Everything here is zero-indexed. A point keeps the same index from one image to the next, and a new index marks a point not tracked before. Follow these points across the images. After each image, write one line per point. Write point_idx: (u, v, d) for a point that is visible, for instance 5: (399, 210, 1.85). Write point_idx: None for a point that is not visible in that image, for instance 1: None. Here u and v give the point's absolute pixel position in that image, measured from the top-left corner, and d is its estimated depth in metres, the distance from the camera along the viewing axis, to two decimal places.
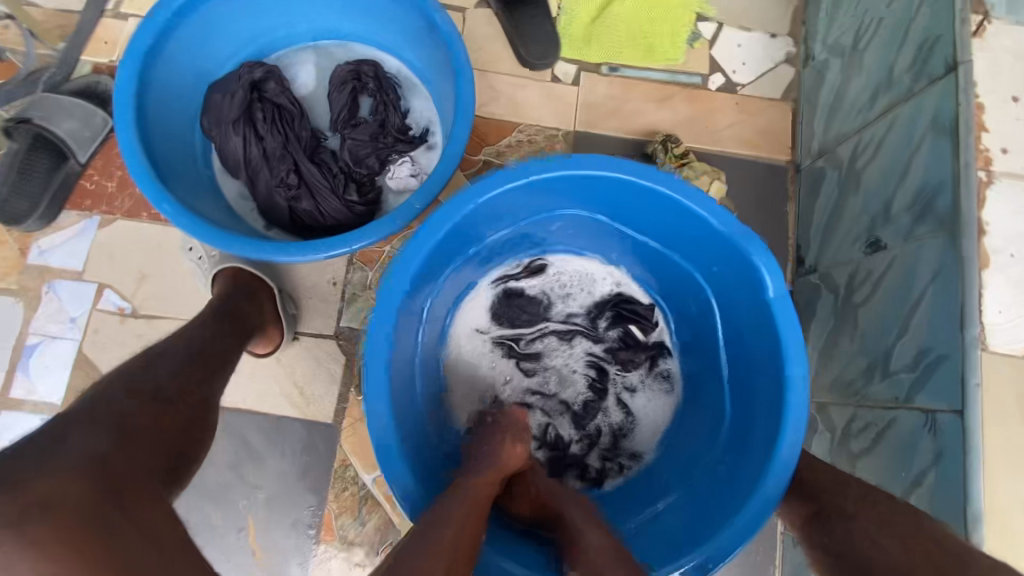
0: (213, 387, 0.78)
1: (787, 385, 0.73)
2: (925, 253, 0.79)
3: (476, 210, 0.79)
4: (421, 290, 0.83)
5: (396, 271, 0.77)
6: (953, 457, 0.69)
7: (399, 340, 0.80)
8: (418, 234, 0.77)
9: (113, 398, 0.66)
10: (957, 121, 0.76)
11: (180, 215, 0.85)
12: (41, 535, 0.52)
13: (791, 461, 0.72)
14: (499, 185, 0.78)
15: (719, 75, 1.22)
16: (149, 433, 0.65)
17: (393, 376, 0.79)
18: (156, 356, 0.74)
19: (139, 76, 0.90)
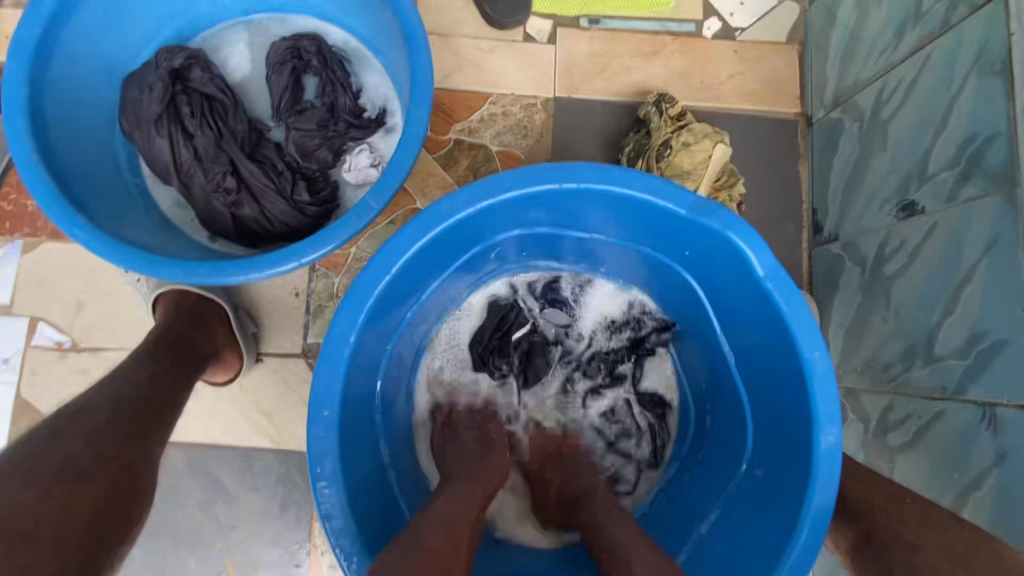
0: (148, 444, 0.67)
1: (811, 393, 0.61)
2: (974, 217, 0.67)
3: (403, 266, 0.64)
4: (370, 359, 0.68)
5: (331, 345, 0.61)
6: (1021, 459, 0.60)
7: (355, 425, 0.65)
8: (343, 306, 0.62)
9: (10, 486, 0.54)
10: (1009, 56, 0.64)
11: (96, 240, 0.72)
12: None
13: (829, 499, 0.60)
14: (424, 228, 0.64)
15: (715, 19, 1.07)
16: (57, 527, 0.54)
17: (353, 463, 0.64)
18: (84, 410, 0.65)
19: (31, 75, 0.75)
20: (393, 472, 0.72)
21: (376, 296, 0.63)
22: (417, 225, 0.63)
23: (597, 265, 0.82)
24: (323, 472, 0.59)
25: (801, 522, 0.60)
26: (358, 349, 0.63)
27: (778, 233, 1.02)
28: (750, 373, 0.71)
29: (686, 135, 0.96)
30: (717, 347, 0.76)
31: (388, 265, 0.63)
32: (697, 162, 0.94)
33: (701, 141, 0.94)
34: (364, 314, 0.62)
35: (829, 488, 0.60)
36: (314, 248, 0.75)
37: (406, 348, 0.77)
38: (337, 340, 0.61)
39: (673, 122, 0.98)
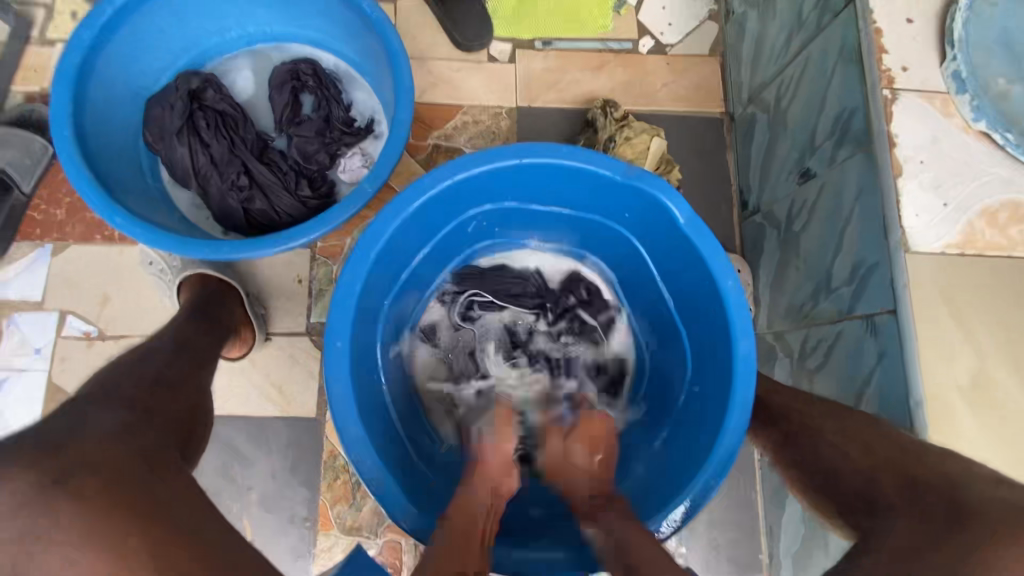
0: (206, 373, 0.84)
1: (729, 309, 0.77)
2: (850, 171, 0.85)
3: (400, 229, 0.79)
4: (370, 312, 0.81)
5: (341, 294, 0.75)
6: (894, 354, 0.75)
7: (361, 363, 0.78)
8: (351, 260, 0.76)
9: (127, 381, 0.71)
10: (861, 48, 0.83)
11: (135, 227, 0.86)
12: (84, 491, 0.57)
13: (747, 397, 0.75)
14: (411, 201, 0.78)
15: (649, 38, 1.27)
16: (162, 410, 0.71)
17: (362, 395, 0.76)
18: (149, 351, 0.79)
19: (75, 96, 0.90)
20: (394, 411, 0.86)
21: (374, 254, 0.77)
22: (403, 197, 0.78)
23: (569, 238, 0.98)
24: (338, 394, 0.72)
25: (727, 417, 0.75)
26: (361, 299, 0.77)
27: (713, 212, 1.20)
28: (684, 309, 0.87)
29: (626, 132, 1.14)
30: (659, 294, 0.91)
31: (385, 228, 0.77)
32: (637, 154, 1.13)
33: (639, 136, 1.13)
34: (366, 269, 0.76)
35: (749, 386, 0.75)
36: (318, 229, 0.90)
37: (409, 296, 0.93)
38: (345, 289, 0.75)
39: (616, 122, 1.16)
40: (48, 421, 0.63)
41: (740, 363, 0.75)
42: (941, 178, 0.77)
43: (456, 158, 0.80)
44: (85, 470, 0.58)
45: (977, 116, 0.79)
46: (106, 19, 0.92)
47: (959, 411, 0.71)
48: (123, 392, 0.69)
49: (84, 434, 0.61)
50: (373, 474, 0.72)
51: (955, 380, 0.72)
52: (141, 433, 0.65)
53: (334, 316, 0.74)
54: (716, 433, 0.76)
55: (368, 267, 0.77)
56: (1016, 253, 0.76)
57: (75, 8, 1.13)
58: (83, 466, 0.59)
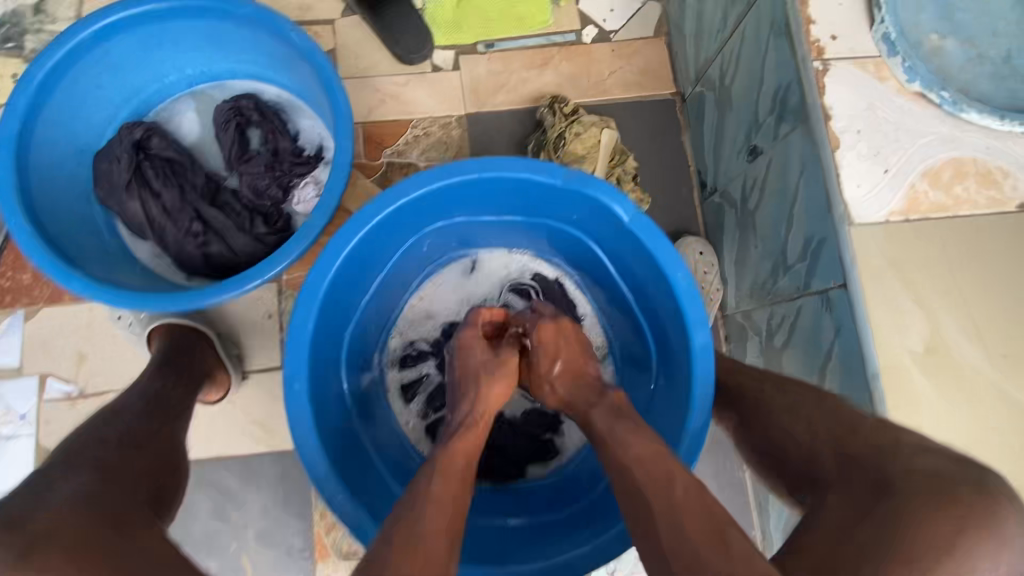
0: (178, 426, 0.86)
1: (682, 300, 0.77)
2: (792, 146, 0.84)
3: (349, 258, 0.80)
4: (327, 343, 0.82)
5: (294, 332, 0.76)
6: (848, 327, 0.75)
7: (323, 394, 0.80)
8: (304, 296, 0.77)
9: (88, 449, 0.72)
10: (788, 20, 0.82)
11: (92, 289, 0.87)
12: (54, 561, 0.57)
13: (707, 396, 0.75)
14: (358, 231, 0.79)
15: (591, 27, 1.26)
16: (126, 472, 0.72)
17: (325, 428, 0.78)
18: (115, 412, 0.80)
19: (17, 164, 0.90)
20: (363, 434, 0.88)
21: (325, 288, 0.78)
22: (347, 228, 0.78)
23: (540, 246, 0.99)
24: (303, 433, 0.74)
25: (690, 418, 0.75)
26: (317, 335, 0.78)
27: (674, 195, 1.20)
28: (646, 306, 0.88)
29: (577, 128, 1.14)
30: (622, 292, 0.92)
31: (334, 260, 0.78)
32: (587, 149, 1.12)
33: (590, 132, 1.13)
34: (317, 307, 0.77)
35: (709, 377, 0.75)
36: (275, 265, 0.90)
37: (377, 311, 0.95)
38: (298, 327, 0.76)
39: (566, 118, 1.16)
40: (14, 495, 0.64)
41: (697, 355, 0.76)
42: (879, 145, 0.76)
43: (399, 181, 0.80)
44: (49, 540, 0.58)
45: (910, 78, 0.77)
46: (38, 83, 0.92)
47: (916, 377, 0.71)
48: (85, 459, 0.70)
49: (49, 505, 0.62)
50: (345, 509, 0.73)
51: (910, 347, 0.72)
52: (106, 500, 0.66)
53: (290, 353, 0.75)
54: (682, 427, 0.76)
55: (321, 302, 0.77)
56: (960, 212, 0.76)
57: (15, 71, 1.14)
58: (48, 536, 0.59)
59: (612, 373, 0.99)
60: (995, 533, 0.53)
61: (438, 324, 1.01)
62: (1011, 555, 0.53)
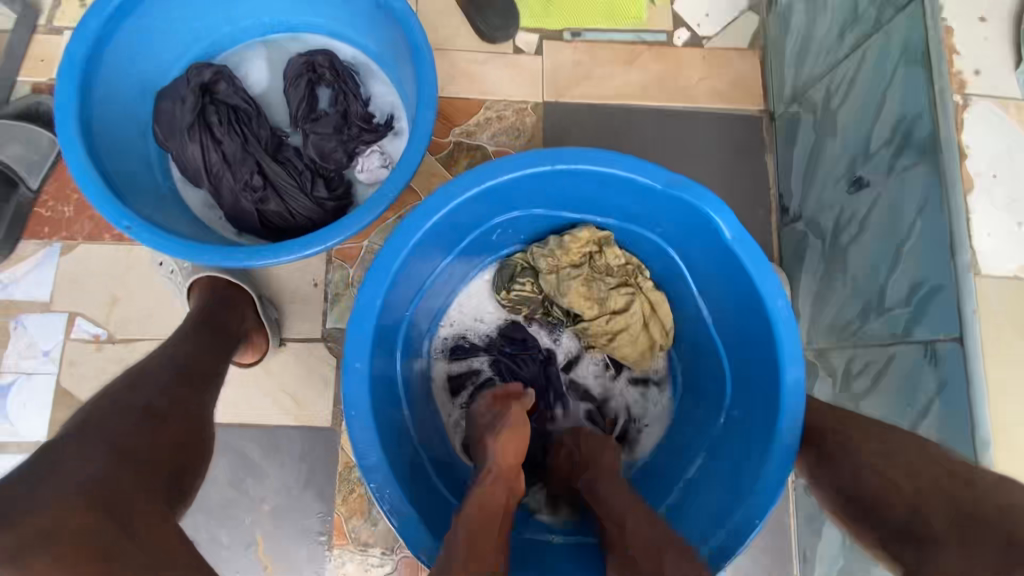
0: (205, 399, 0.75)
1: (774, 322, 0.72)
2: (911, 183, 0.78)
3: (430, 231, 0.75)
4: (394, 309, 0.77)
5: (362, 298, 0.71)
6: (957, 385, 0.69)
7: (378, 367, 0.74)
8: (379, 258, 0.72)
9: (105, 421, 0.62)
10: (927, 48, 0.76)
11: (145, 234, 0.81)
12: (40, 567, 0.50)
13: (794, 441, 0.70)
14: (447, 204, 0.75)
15: (684, 30, 1.19)
16: (146, 455, 0.62)
17: (378, 401, 0.73)
18: (137, 378, 0.70)
19: (81, 92, 0.85)
20: (408, 415, 0.82)
21: (398, 264, 0.73)
22: (448, 188, 0.74)
23: (628, 242, 0.90)
24: (357, 420, 0.68)
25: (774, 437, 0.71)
26: (383, 310, 0.73)
27: (750, 218, 1.14)
28: (722, 325, 0.83)
29: (615, 332, 0.90)
30: (694, 308, 0.88)
31: (409, 236, 0.73)
32: (621, 285, 0.90)
33: (568, 287, 0.89)
34: (386, 284, 0.72)
35: (797, 417, 0.71)
36: (336, 235, 0.85)
37: (440, 289, 0.90)
38: (365, 303, 0.71)
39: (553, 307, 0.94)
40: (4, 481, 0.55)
41: (787, 394, 0.71)
42: (1016, 194, 0.70)
43: (521, 153, 0.75)
44: (40, 543, 0.51)
45: None
46: (112, 10, 0.87)
47: None
48: (96, 437, 0.60)
49: (47, 496, 0.53)
50: (393, 504, 0.68)
51: None
52: (118, 487, 0.57)
53: (354, 319, 0.71)
54: (768, 442, 0.72)
55: (393, 270, 0.73)
56: None
57: None
58: (36, 538, 0.51)
59: (670, 401, 0.94)
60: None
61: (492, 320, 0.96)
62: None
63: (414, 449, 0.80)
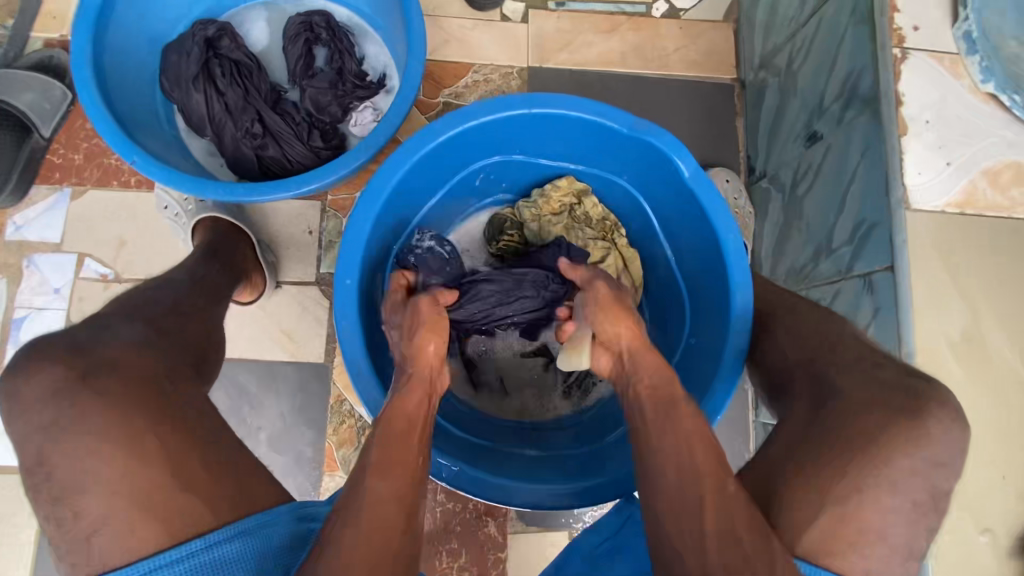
0: (218, 308, 0.84)
1: (725, 251, 0.79)
2: (855, 132, 0.85)
3: (415, 166, 0.82)
4: (382, 238, 0.84)
5: (353, 221, 0.78)
6: (887, 307, 0.77)
7: (367, 289, 0.81)
8: (369, 187, 0.79)
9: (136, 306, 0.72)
10: (872, 7, 0.83)
11: (153, 168, 0.88)
12: (109, 387, 0.59)
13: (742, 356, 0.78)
14: (431, 142, 0.81)
15: (663, 2, 1.26)
16: (176, 335, 0.72)
17: (367, 318, 0.80)
18: (164, 283, 0.80)
19: (94, 39, 0.92)
20: None
21: (385, 194, 0.80)
22: (432, 126, 0.81)
23: (601, 190, 0.97)
24: (346, 330, 0.75)
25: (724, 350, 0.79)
26: (371, 236, 0.80)
27: None
28: (683, 262, 0.90)
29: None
30: (660, 249, 0.95)
31: (396, 170, 0.80)
32: (599, 237, 0.96)
33: (546, 234, 0.95)
34: (375, 212, 0.79)
35: (744, 336, 0.78)
36: (330, 175, 0.92)
37: (427, 229, 0.97)
38: (355, 228, 0.78)
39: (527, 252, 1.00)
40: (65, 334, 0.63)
41: (736, 315, 0.78)
42: (945, 137, 0.77)
43: (501, 96, 0.82)
44: (106, 371, 0.60)
45: (985, 77, 0.78)
46: None
47: (949, 364, 0.73)
48: (139, 312, 0.70)
49: (109, 342, 0.63)
50: (378, 407, 0.74)
51: (945, 331, 0.74)
52: (162, 351, 0.67)
53: (345, 241, 0.77)
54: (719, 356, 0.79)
55: (382, 198, 0.80)
56: (1015, 214, 0.77)
57: None
58: (103, 367, 0.60)
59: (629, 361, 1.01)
60: (924, 434, 0.58)
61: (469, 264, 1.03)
62: (934, 455, 0.58)
63: None
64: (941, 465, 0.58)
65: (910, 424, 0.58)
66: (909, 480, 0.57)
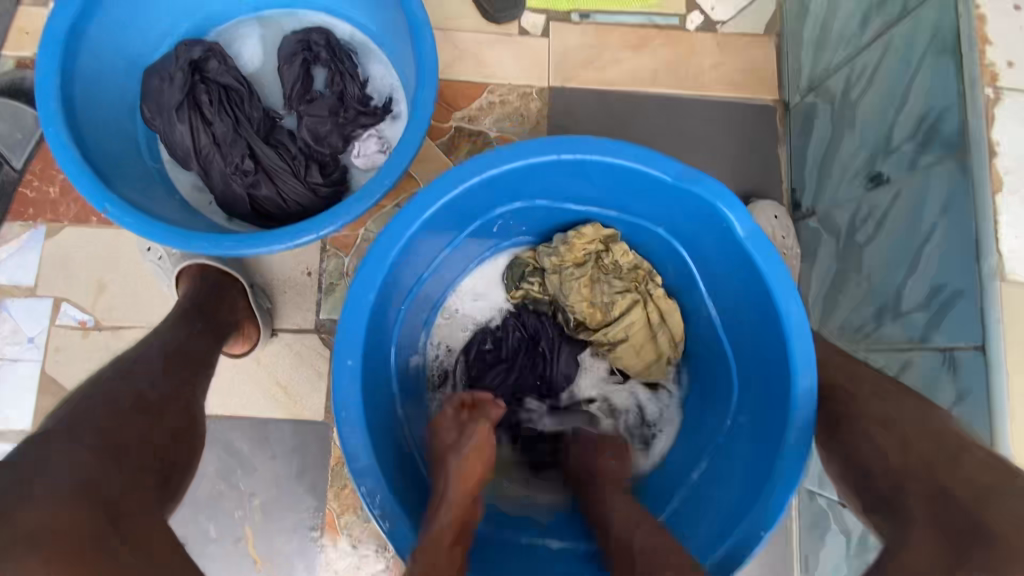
0: (198, 387, 0.75)
1: (785, 322, 0.69)
2: (934, 179, 0.74)
3: (427, 222, 0.72)
4: (389, 301, 0.74)
5: (355, 289, 0.68)
6: (977, 394, 0.66)
7: (371, 363, 0.71)
8: (373, 249, 0.69)
9: (97, 405, 0.62)
10: (958, 36, 0.71)
11: (128, 217, 0.78)
12: (30, 569, 0.48)
13: (805, 449, 0.67)
14: (445, 194, 0.71)
15: (698, 13, 1.14)
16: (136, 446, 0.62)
17: (370, 398, 0.70)
18: (128, 366, 0.69)
19: (63, 66, 0.81)
20: (401, 410, 0.80)
21: (392, 256, 0.70)
22: (446, 176, 0.70)
23: (635, 236, 0.86)
24: (347, 416, 0.66)
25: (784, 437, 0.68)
26: (376, 304, 0.70)
27: None
28: (730, 323, 0.80)
29: (616, 343, 0.88)
30: (702, 305, 0.84)
31: (404, 227, 0.70)
32: (629, 288, 0.87)
33: (569, 286, 0.87)
34: (380, 277, 0.69)
35: (807, 425, 0.67)
36: (330, 223, 0.81)
37: (439, 281, 0.87)
38: (357, 297, 0.68)
39: (549, 302, 0.92)
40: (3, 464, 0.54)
41: (797, 400, 0.67)
42: None
43: (527, 140, 0.71)
44: (27, 544, 0.49)
45: None
46: None
47: None
48: (96, 415, 0.61)
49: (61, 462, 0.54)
50: (383, 508, 0.65)
51: None
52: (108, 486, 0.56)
53: (345, 312, 0.68)
54: (778, 445, 0.69)
55: (388, 261, 0.70)
56: None
57: None
58: (26, 538, 0.49)
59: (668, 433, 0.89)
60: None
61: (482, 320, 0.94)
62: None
63: (405, 448, 0.77)
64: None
65: None
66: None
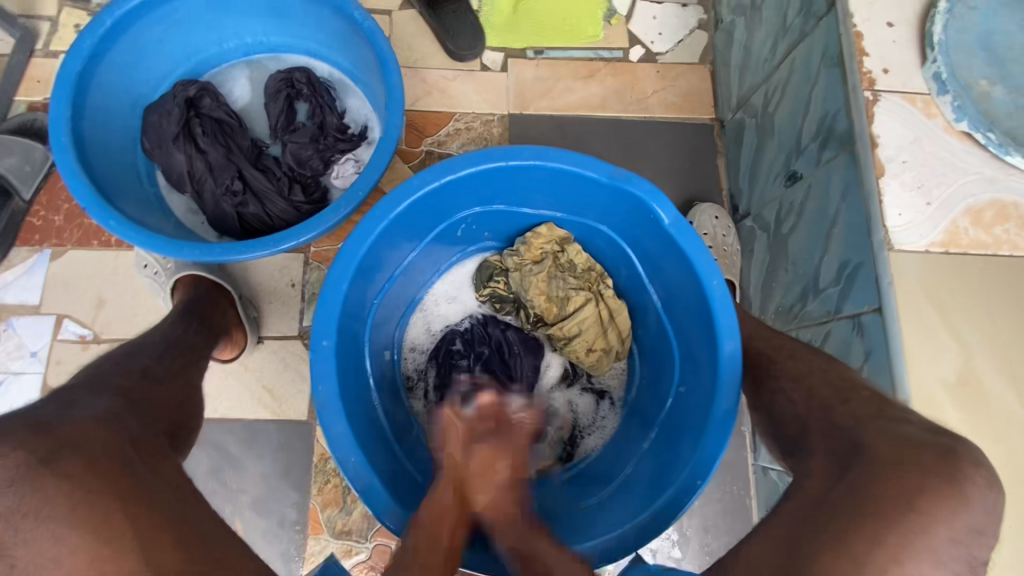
0: (194, 372, 0.85)
1: (710, 296, 0.78)
2: (834, 173, 0.85)
3: (394, 224, 0.81)
4: (363, 293, 0.83)
5: (330, 281, 0.77)
6: (879, 350, 0.75)
7: (345, 349, 0.79)
8: (345, 247, 0.78)
9: (107, 376, 0.73)
10: (842, 50, 0.84)
11: (129, 230, 0.87)
12: (74, 469, 0.59)
13: (729, 408, 0.76)
14: (408, 199, 0.81)
15: (639, 47, 1.28)
16: (149, 404, 0.73)
17: (345, 378, 0.78)
18: (136, 348, 0.80)
19: (73, 105, 0.92)
20: (376, 396, 0.88)
21: (363, 253, 0.79)
22: (409, 182, 0.80)
23: (587, 236, 0.96)
24: (324, 392, 0.74)
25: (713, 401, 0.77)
26: (348, 297, 0.79)
27: None
28: (670, 307, 0.89)
29: (571, 337, 0.96)
30: (646, 294, 0.94)
31: (373, 228, 0.79)
32: (583, 287, 0.96)
33: (530, 282, 0.95)
34: (352, 272, 0.78)
35: (732, 385, 0.76)
36: (309, 231, 0.91)
37: (411, 281, 0.96)
38: (332, 289, 0.77)
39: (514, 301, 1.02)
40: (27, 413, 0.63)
41: (724, 363, 0.77)
42: (924, 178, 0.77)
43: (479, 149, 0.82)
44: (70, 453, 0.60)
45: (959, 116, 0.78)
46: (105, 30, 0.95)
47: (946, 407, 0.71)
48: (106, 384, 0.71)
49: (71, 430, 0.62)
50: (357, 472, 0.73)
51: (938, 376, 0.72)
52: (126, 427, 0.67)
53: (321, 301, 0.76)
54: (709, 408, 0.78)
55: (359, 258, 0.79)
56: (1001, 251, 0.76)
57: (78, 20, 1.16)
58: (73, 449, 0.60)
59: (616, 419, 0.99)
60: (965, 507, 0.56)
61: (451, 321, 1.03)
62: (972, 523, 0.57)
63: (378, 428, 0.85)
64: (978, 531, 0.57)
65: (941, 492, 0.57)
66: (947, 548, 0.56)
